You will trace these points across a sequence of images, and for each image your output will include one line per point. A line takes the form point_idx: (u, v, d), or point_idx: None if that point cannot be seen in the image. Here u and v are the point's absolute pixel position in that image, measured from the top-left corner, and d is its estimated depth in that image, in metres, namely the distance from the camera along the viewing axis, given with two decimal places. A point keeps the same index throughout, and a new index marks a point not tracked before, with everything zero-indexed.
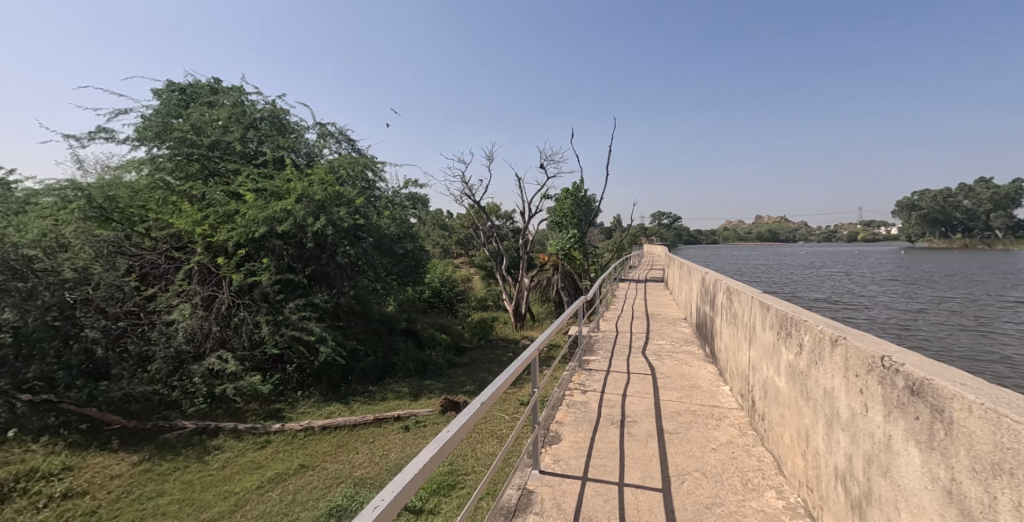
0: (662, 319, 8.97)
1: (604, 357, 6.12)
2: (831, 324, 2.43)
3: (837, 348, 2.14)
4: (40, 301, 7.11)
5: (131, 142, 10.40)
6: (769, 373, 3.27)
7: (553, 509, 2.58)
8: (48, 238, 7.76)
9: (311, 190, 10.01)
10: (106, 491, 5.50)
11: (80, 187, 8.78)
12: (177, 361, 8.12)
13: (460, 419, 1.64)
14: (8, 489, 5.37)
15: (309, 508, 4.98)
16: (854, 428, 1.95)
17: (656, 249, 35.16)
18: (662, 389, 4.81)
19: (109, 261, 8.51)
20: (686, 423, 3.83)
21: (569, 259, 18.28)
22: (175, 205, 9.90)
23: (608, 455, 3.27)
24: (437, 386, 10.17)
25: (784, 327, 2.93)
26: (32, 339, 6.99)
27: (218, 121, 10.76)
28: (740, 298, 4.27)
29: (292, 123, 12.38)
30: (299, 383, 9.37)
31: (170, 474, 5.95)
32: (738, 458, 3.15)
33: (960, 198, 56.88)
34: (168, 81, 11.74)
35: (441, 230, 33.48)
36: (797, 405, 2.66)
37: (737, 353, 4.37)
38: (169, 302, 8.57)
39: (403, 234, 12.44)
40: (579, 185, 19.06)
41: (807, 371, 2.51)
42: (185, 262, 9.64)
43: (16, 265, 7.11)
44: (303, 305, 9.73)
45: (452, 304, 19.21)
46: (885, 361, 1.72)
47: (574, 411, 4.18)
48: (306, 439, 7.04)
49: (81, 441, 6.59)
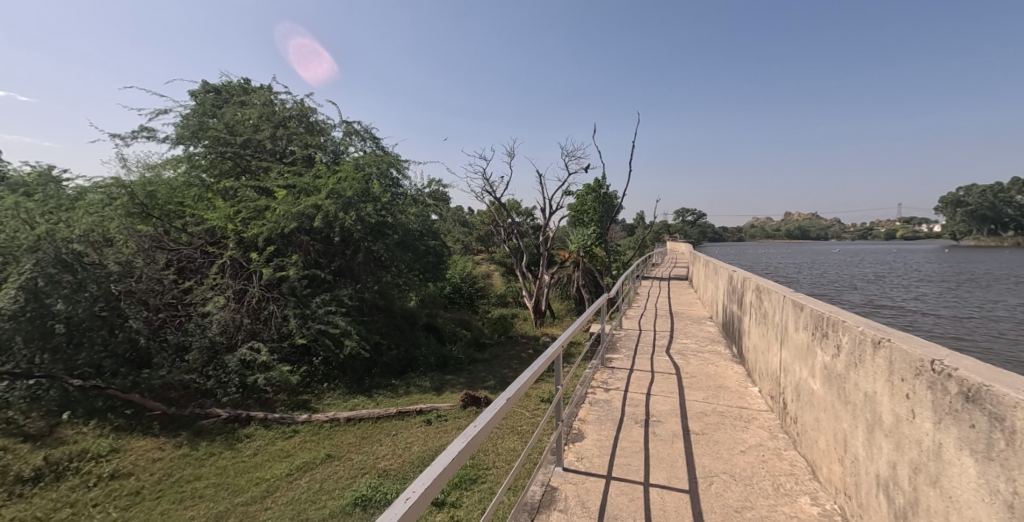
0: (686, 318, 8.80)
1: (627, 356, 6.03)
2: (872, 325, 2.33)
3: (880, 350, 2.05)
4: (88, 293, 7.50)
5: (170, 141, 10.90)
6: (802, 375, 3.16)
7: (578, 507, 2.56)
8: (95, 233, 8.22)
9: (340, 186, 10.26)
10: (148, 473, 5.79)
11: (123, 185, 9.32)
12: (212, 351, 8.43)
13: (486, 414, 1.65)
14: (61, 468, 5.71)
15: (336, 497, 5.11)
16: (898, 435, 1.86)
17: (678, 248, 34.60)
18: (688, 389, 4.71)
19: (150, 255, 8.96)
20: (713, 424, 3.74)
21: (590, 257, 17.87)
22: (209, 202, 10.32)
23: (633, 454, 3.23)
24: (458, 381, 10.27)
25: (819, 327, 2.83)
26: (81, 328, 7.41)
27: (250, 120, 11.13)
28: (771, 297, 4.14)
29: (320, 122, 12.63)
30: (325, 375, 9.58)
31: (206, 459, 6.22)
32: (768, 462, 3.06)
33: (1012, 194, 53.33)
34: (204, 81, 12.24)
35: (462, 227, 33.82)
36: (833, 409, 2.56)
37: (767, 353, 4.24)
38: (204, 295, 8.95)
39: (425, 231, 12.62)
40: (602, 181, 18.87)
41: (846, 374, 2.41)
42: (218, 256, 10.00)
43: (67, 258, 7.48)
44: (329, 299, 10.03)
45: (472, 301, 19.35)
46: (934, 365, 1.64)
47: (597, 409, 4.13)
48: (332, 430, 7.22)
49: (126, 425, 6.94)
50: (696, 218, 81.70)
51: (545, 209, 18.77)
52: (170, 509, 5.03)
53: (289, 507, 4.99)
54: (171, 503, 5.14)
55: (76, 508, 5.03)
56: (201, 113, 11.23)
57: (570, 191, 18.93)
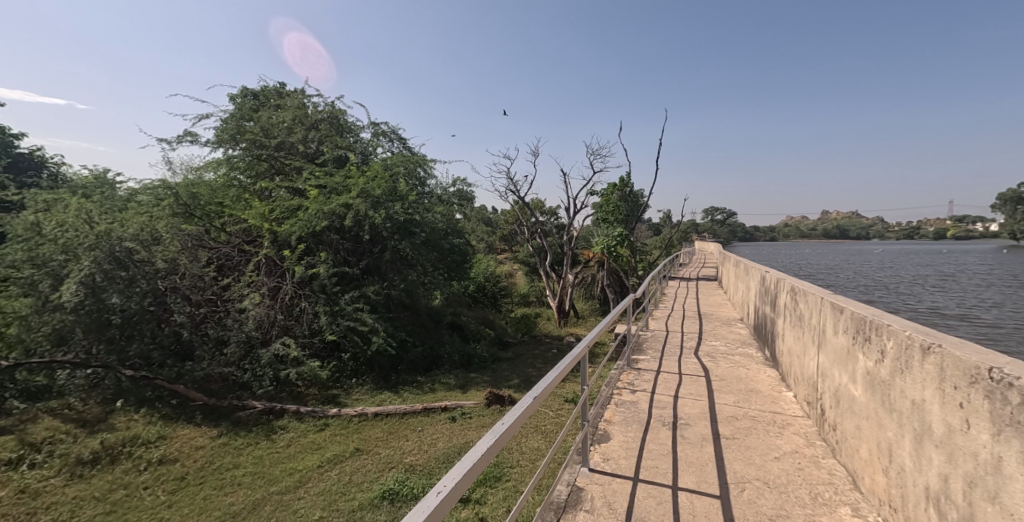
0: (716, 320, 8.56)
1: (653, 357, 5.94)
2: (921, 330, 2.20)
3: (930, 357, 1.95)
4: (139, 288, 7.97)
5: (210, 144, 11.45)
6: (842, 381, 3.03)
7: (604, 508, 2.55)
8: (145, 233, 8.72)
9: (368, 186, 10.53)
10: (192, 460, 6.10)
11: (169, 187, 9.97)
12: (248, 345, 8.73)
13: (514, 412, 1.67)
14: (116, 452, 6.09)
15: (365, 490, 5.26)
16: (951, 446, 1.76)
17: (708, 248, 33.62)
18: (718, 392, 4.59)
19: (192, 253, 9.40)
20: (745, 429, 3.64)
21: (615, 256, 17.66)
22: (246, 202, 10.80)
23: (660, 457, 3.19)
24: (482, 379, 10.37)
25: (861, 331, 2.71)
26: (132, 322, 7.91)
27: (284, 122, 11.55)
28: (807, 299, 3.98)
29: (349, 123, 12.97)
30: (353, 371, 9.84)
31: (244, 448, 6.51)
32: (805, 470, 2.95)
33: None
34: (242, 87, 12.79)
35: (485, 227, 33.93)
36: (877, 417, 2.44)
37: (803, 357, 4.07)
38: (241, 291, 9.30)
39: (450, 230, 12.78)
40: (629, 179, 18.56)
41: (891, 380, 2.29)
42: (254, 254, 10.39)
43: (120, 256, 7.97)
44: (357, 297, 10.29)
45: (496, 299, 19.45)
46: (993, 374, 1.54)
47: (623, 410, 4.09)
48: (360, 425, 7.42)
49: (172, 414, 7.33)
50: (725, 218, 79.71)
51: (569, 207, 18.63)
52: (212, 495, 5.28)
53: (321, 497, 5.15)
54: (212, 488, 5.41)
55: (129, 490, 5.37)
56: (239, 117, 11.71)
57: (595, 190, 18.72)
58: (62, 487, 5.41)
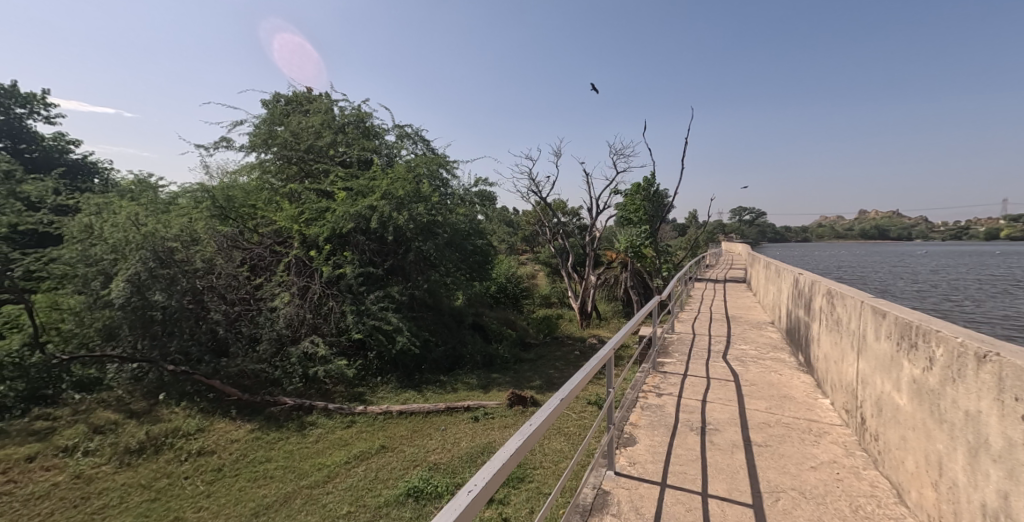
0: (746, 323, 8.28)
1: (680, 361, 5.81)
2: (974, 336, 2.07)
3: (986, 366, 1.83)
4: (180, 287, 8.35)
5: (244, 148, 11.88)
6: (884, 389, 2.88)
7: (631, 512, 2.51)
8: (184, 234, 9.06)
9: (393, 188, 10.71)
10: (227, 452, 6.35)
11: (206, 190, 10.40)
12: (280, 343, 9.00)
13: (541, 414, 1.67)
14: (159, 443, 6.39)
15: (390, 487, 5.34)
16: (1011, 462, 1.65)
17: (736, 249, 32.67)
18: (748, 397, 4.45)
19: (228, 254, 9.75)
20: (778, 436, 3.51)
21: (638, 257, 17.39)
22: (278, 204, 11.16)
23: (688, 462, 3.11)
24: (504, 380, 10.38)
25: (906, 338, 2.57)
26: (173, 319, 8.30)
27: (313, 127, 11.86)
28: (845, 303, 3.81)
29: (375, 127, 13.24)
30: (378, 369, 10.03)
31: (276, 443, 6.72)
32: (845, 481, 2.82)
33: None
34: (275, 92, 13.26)
35: (507, 228, 34.04)
36: (925, 427, 2.31)
37: (841, 364, 3.88)
38: (273, 290, 9.61)
39: (472, 231, 12.86)
40: (653, 179, 18.24)
41: (941, 390, 2.16)
42: (285, 254, 10.73)
43: (163, 255, 8.37)
44: (382, 297, 10.48)
45: (517, 301, 19.47)
46: None
47: (649, 414, 4.01)
48: (385, 422, 7.55)
49: (209, 407, 7.64)
50: (753, 218, 77.49)
51: (592, 208, 18.43)
52: (247, 486, 5.48)
53: (348, 492, 5.26)
54: (246, 480, 5.60)
55: (171, 480, 5.62)
56: (271, 121, 12.10)
57: (619, 190, 18.47)
58: (112, 474, 5.72)
